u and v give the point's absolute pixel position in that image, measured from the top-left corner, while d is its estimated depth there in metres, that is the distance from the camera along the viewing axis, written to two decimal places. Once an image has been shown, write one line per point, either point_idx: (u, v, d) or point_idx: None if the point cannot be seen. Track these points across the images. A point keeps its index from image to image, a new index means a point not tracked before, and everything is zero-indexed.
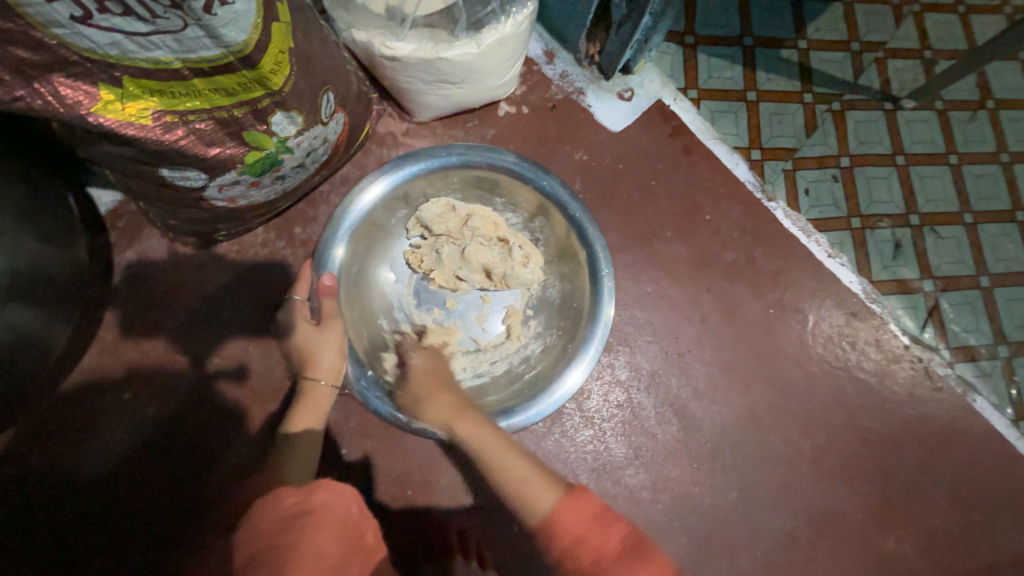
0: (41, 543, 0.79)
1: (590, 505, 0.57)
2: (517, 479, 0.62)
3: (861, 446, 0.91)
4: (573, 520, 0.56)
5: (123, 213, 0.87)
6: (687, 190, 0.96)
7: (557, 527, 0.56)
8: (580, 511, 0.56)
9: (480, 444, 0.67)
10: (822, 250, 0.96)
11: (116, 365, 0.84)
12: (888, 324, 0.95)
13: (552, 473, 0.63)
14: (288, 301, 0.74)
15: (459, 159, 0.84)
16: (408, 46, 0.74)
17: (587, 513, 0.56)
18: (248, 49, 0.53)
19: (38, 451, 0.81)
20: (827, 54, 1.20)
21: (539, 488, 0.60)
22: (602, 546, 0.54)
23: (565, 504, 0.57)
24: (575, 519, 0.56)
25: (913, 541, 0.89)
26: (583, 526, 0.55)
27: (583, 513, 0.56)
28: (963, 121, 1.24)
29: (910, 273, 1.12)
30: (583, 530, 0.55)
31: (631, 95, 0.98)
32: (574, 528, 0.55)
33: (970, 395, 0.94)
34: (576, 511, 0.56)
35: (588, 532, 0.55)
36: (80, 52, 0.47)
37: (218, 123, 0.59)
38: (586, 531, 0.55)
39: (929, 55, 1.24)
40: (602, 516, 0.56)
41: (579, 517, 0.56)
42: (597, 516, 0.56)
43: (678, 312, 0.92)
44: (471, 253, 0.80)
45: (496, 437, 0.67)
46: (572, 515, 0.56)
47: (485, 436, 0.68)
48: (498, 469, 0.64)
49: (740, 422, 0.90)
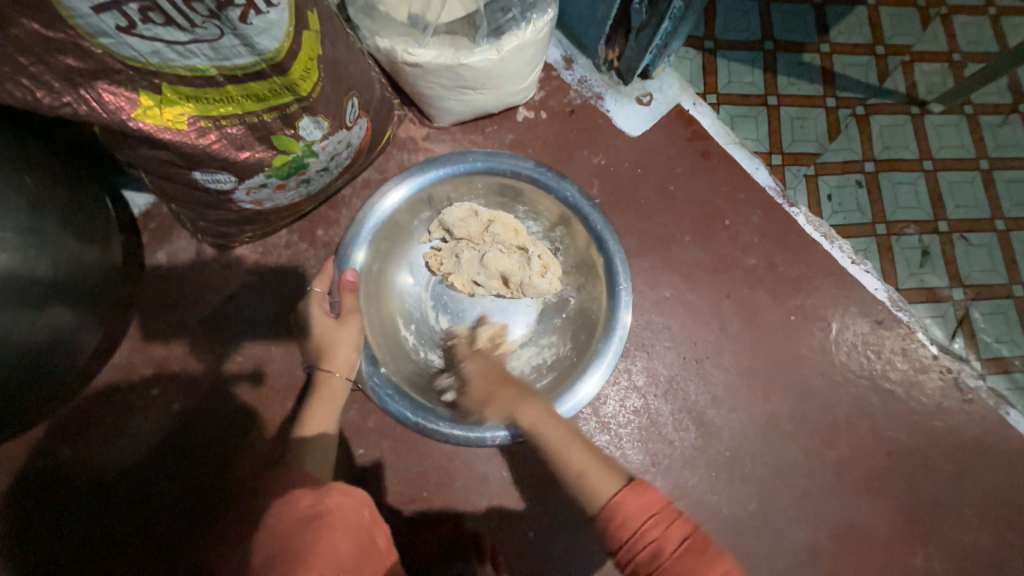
0: (70, 534, 0.82)
1: (650, 501, 0.53)
2: (577, 470, 0.60)
3: (886, 458, 0.88)
4: (639, 518, 0.52)
5: (155, 215, 0.90)
6: (706, 195, 0.95)
7: (618, 521, 0.53)
8: (645, 512, 0.52)
9: (539, 429, 0.65)
10: (846, 256, 0.94)
11: (146, 362, 0.87)
12: (915, 333, 0.92)
13: (588, 443, 0.64)
14: (309, 292, 0.77)
15: (484, 165, 0.85)
16: (430, 52, 0.76)
17: (651, 512, 0.52)
18: (279, 56, 0.55)
19: (70, 443, 0.84)
20: (850, 58, 1.19)
21: (598, 477, 0.58)
22: (665, 545, 0.51)
23: (630, 496, 0.53)
24: (644, 525, 0.52)
25: (942, 559, 0.86)
26: (655, 533, 0.51)
27: (657, 515, 0.52)
28: (994, 125, 1.21)
29: (939, 281, 1.09)
30: (655, 537, 0.51)
31: (650, 99, 0.98)
32: (637, 518, 0.52)
33: (1004, 408, 0.90)
34: (648, 520, 0.52)
35: (660, 539, 0.51)
36: (123, 60, 0.49)
37: (249, 128, 0.61)
38: (662, 541, 0.51)
39: (957, 58, 1.21)
40: (667, 516, 0.52)
41: (658, 526, 0.51)
42: (663, 518, 0.52)
43: (696, 317, 0.91)
44: (491, 259, 0.81)
45: (563, 429, 0.65)
46: (633, 509, 0.53)
47: (547, 422, 0.66)
48: (562, 458, 0.62)
49: (759, 431, 0.88)
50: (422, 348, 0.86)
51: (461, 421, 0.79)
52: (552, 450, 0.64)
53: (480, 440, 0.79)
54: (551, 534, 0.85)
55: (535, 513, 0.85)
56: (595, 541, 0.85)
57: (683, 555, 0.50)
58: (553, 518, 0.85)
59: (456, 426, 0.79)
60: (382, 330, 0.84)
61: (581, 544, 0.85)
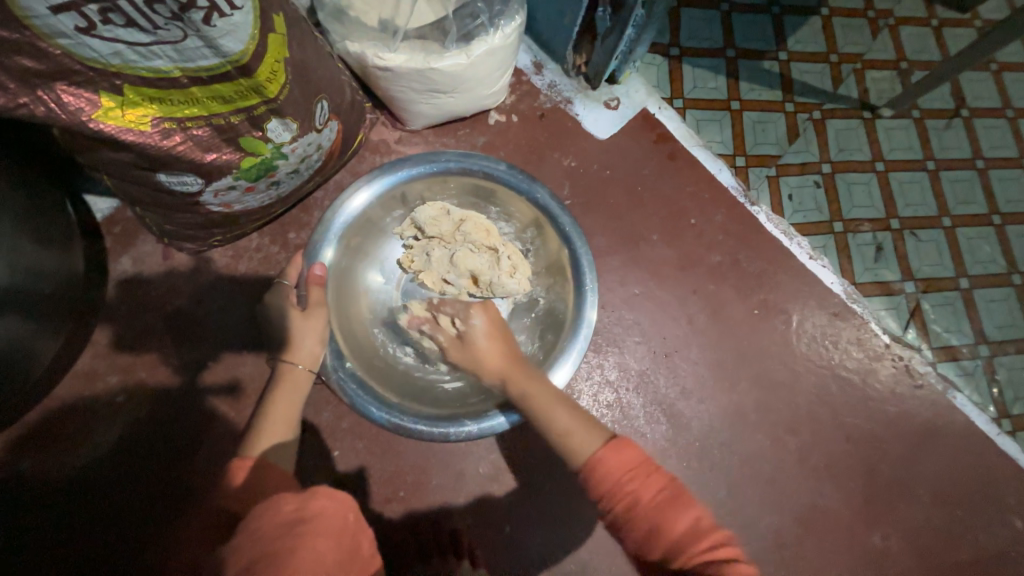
0: (30, 550, 0.79)
1: (632, 456, 0.58)
2: (561, 432, 0.65)
3: (846, 443, 0.93)
4: (620, 470, 0.57)
5: (120, 219, 0.88)
6: (673, 195, 0.99)
7: (600, 474, 0.57)
8: (626, 464, 0.57)
9: (536, 397, 0.68)
10: (804, 252, 0.99)
11: (111, 370, 0.84)
12: (870, 324, 0.98)
13: (597, 424, 0.65)
14: (277, 286, 0.77)
15: (457, 166, 0.86)
16: (400, 56, 0.77)
17: (630, 466, 0.57)
18: (245, 59, 0.55)
19: (30, 456, 0.81)
20: (806, 65, 1.25)
21: (582, 437, 0.63)
22: (643, 495, 0.55)
23: (609, 454, 0.58)
24: (623, 476, 0.56)
25: (899, 537, 0.91)
26: (635, 486, 0.55)
27: (632, 469, 0.57)
28: (938, 129, 1.29)
29: (892, 275, 1.16)
30: (635, 487, 0.55)
31: (617, 104, 1.01)
32: (618, 474, 0.56)
33: (951, 393, 0.96)
34: (624, 472, 0.56)
35: (639, 489, 0.55)
36: (84, 61, 0.49)
37: (215, 130, 0.61)
38: (638, 493, 0.55)
39: (904, 66, 1.29)
40: (646, 469, 0.57)
41: (631, 479, 0.56)
42: (641, 472, 0.56)
43: (666, 313, 0.94)
44: (460, 258, 0.83)
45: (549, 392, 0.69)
46: (617, 465, 0.57)
47: (540, 390, 0.69)
48: (554, 422, 0.66)
49: (727, 421, 0.92)
50: (390, 343, 0.86)
51: (427, 416, 0.77)
52: (541, 414, 0.67)
53: (445, 436, 0.76)
54: (528, 530, 0.86)
55: (512, 509, 0.86)
56: (572, 535, 0.86)
57: (656, 504, 0.54)
58: (530, 513, 0.86)
59: (421, 420, 0.76)
60: (350, 327, 0.83)
61: (558, 538, 0.86)
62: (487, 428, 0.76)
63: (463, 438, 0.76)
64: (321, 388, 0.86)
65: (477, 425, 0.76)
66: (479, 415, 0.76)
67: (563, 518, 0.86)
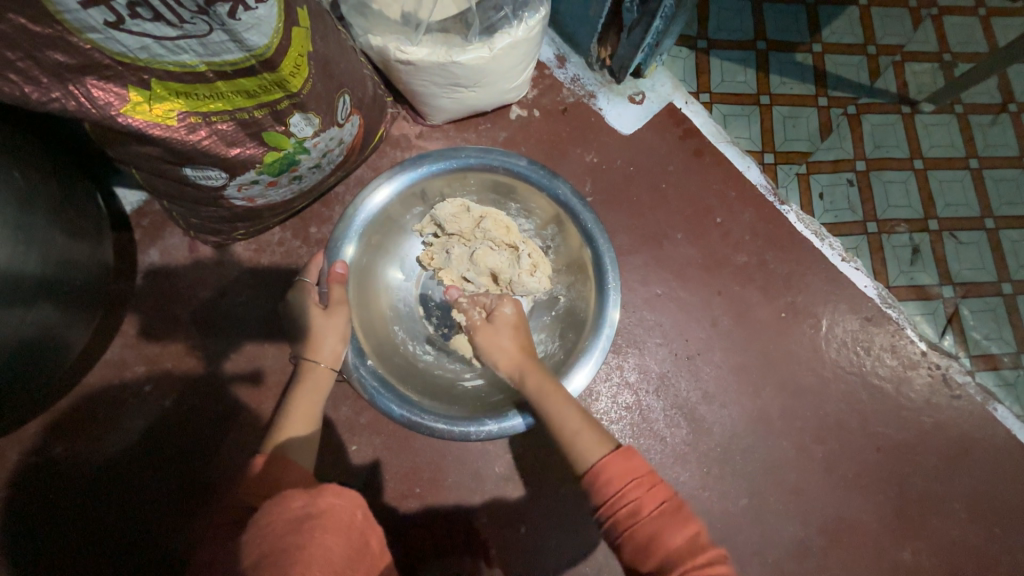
0: (61, 532, 0.82)
1: (638, 466, 0.55)
2: (571, 433, 0.63)
3: (875, 454, 0.89)
4: (624, 478, 0.54)
5: (147, 212, 0.90)
6: (698, 193, 0.96)
7: (602, 480, 0.55)
8: (630, 474, 0.54)
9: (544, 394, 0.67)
10: (836, 253, 0.95)
11: (138, 359, 0.86)
12: (904, 330, 0.93)
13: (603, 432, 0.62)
14: (300, 284, 0.77)
15: (477, 162, 0.84)
16: (422, 50, 0.76)
17: (635, 475, 0.54)
18: (269, 53, 0.55)
19: (62, 441, 0.84)
20: (842, 58, 1.19)
21: (587, 444, 0.61)
22: (644, 505, 0.53)
23: (616, 459, 0.56)
24: (623, 478, 0.54)
25: (930, 553, 0.87)
26: (637, 495, 0.53)
27: (638, 479, 0.54)
28: (984, 125, 1.22)
29: (929, 279, 1.10)
30: (636, 497, 0.53)
31: (642, 98, 0.98)
32: (619, 480, 0.54)
33: (991, 404, 0.91)
34: (630, 481, 0.54)
35: (640, 500, 0.53)
36: (112, 56, 0.49)
37: (239, 125, 0.62)
38: (641, 503, 0.53)
39: (948, 58, 1.22)
40: (649, 480, 0.54)
41: (633, 486, 0.54)
42: (646, 482, 0.54)
43: (689, 314, 0.92)
44: (481, 256, 0.82)
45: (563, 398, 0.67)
46: (619, 472, 0.55)
47: (547, 387, 0.68)
48: (562, 423, 0.64)
49: (750, 426, 0.89)
50: (410, 340, 0.87)
51: (447, 415, 0.76)
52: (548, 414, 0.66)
53: (467, 436, 0.75)
54: (543, 530, 0.85)
55: (528, 508, 0.86)
56: (586, 538, 0.85)
57: (648, 513, 0.52)
58: (545, 514, 0.86)
59: (441, 419, 0.75)
60: (372, 325, 0.83)
61: (573, 539, 0.85)
62: (508, 428, 0.75)
63: (484, 437, 0.75)
64: (340, 382, 0.86)
65: (496, 425, 0.75)
66: (495, 416, 0.75)
67: (579, 519, 0.86)
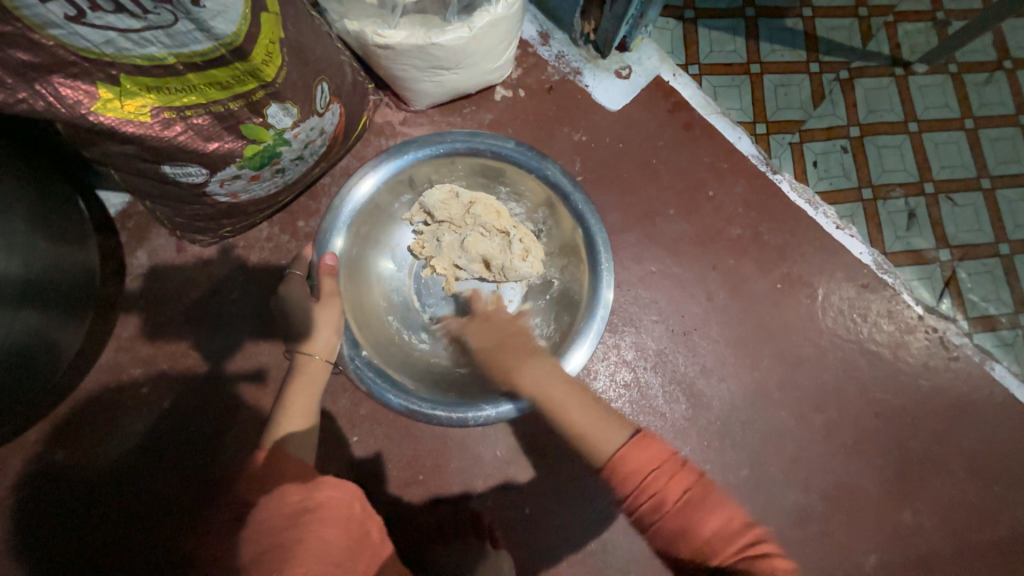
0: (72, 535, 0.83)
1: (658, 452, 0.52)
2: (581, 428, 0.58)
3: (874, 419, 0.90)
4: (643, 469, 0.51)
5: (133, 214, 0.89)
6: (689, 167, 0.94)
7: (623, 472, 0.52)
8: (647, 463, 0.51)
9: (549, 392, 0.64)
10: (830, 221, 0.95)
11: (135, 362, 0.86)
12: (901, 295, 0.93)
13: (618, 417, 0.58)
14: (288, 275, 0.77)
15: (463, 146, 0.82)
16: (400, 33, 0.74)
17: (656, 462, 0.51)
18: (238, 41, 0.54)
19: (64, 446, 0.84)
20: (833, 21, 1.17)
21: (603, 431, 0.57)
22: (668, 496, 0.50)
23: (632, 451, 0.53)
24: (642, 465, 0.52)
25: (929, 513, 0.88)
26: (660, 484, 0.50)
27: (657, 468, 0.51)
28: (979, 83, 1.20)
29: (925, 243, 1.09)
30: (659, 488, 0.50)
31: (629, 72, 0.96)
32: (639, 471, 0.51)
33: (989, 364, 0.92)
34: (650, 469, 0.51)
35: (664, 490, 0.50)
36: (76, 52, 0.47)
37: (215, 118, 0.60)
38: (664, 494, 0.50)
39: (941, 16, 1.19)
40: (668, 466, 0.51)
41: (649, 473, 0.51)
42: (669, 467, 0.51)
43: (684, 290, 0.91)
44: (470, 243, 0.82)
45: (565, 385, 0.64)
46: (637, 463, 0.52)
47: (556, 384, 0.64)
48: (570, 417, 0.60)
49: (749, 398, 0.90)
50: (406, 331, 0.87)
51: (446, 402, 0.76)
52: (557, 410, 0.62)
53: (464, 422, 0.75)
54: (547, 510, 0.86)
55: (531, 490, 0.87)
56: (590, 515, 0.86)
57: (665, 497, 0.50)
58: (549, 493, 0.87)
59: (441, 407, 0.75)
60: (365, 318, 0.83)
61: (575, 516, 0.86)
62: (506, 413, 0.75)
63: (482, 423, 0.75)
64: (338, 375, 0.86)
65: (495, 410, 0.75)
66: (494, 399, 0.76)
67: (582, 498, 0.87)
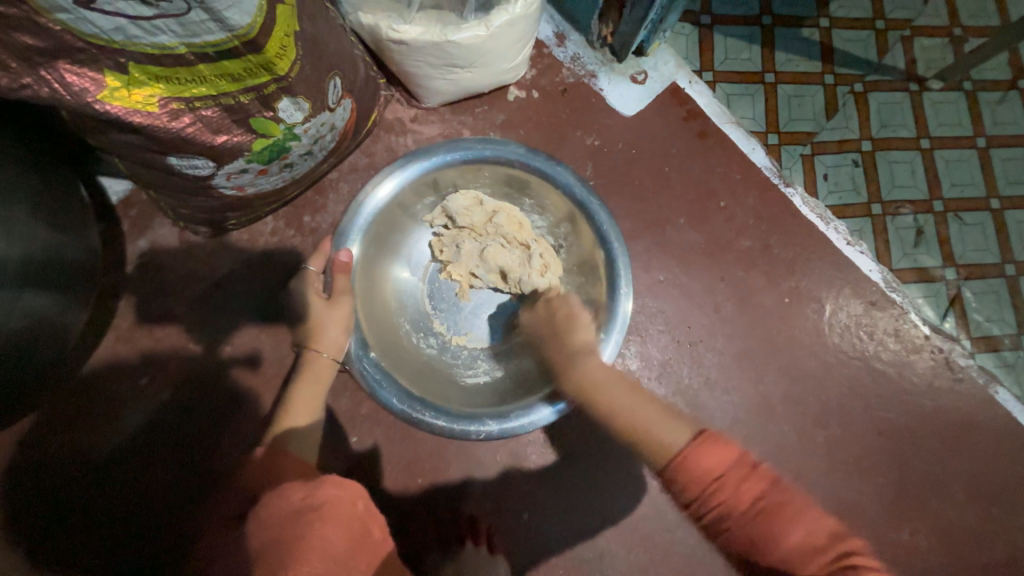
0: (63, 527, 0.82)
1: (725, 454, 0.59)
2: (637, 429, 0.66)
3: (876, 438, 0.89)
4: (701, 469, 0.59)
5: (135, 202, 0.87)
6: (701, 176, 0.93)
7: (685, 470, 0.60)
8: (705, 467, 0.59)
9: (604, 388, 0.71)
10: (841, 236, 0.94)
11: (132, 353, 0.85)
12: (908, 314, 0.92)
13: (676, 420, 0.67)
14: (304, 272, 0.77)
15: (492, 155, 0.82)
16: (415, 29, 0.72)
17: (715, 469, 0.59)
18: (253, 33, 0.52)
19: (57, 436, 0.83)
20: (850, 33, 1.15)
21: (662, 431, 0.64)
22: (732, 505, 0.57)
23: (698, 451, 0.60)
24: (635, 426, 0.65)
25: (927, 534, 0.88)
26: (714, 497, 0.58)
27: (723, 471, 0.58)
28: (992, 102, 1.19)
29: (932, 261, 1.09)
30: (719, 495, 0.58)
31: (644, 77, 0.95)
32: (714, 469, 0.59)
33: (993, 387, 0.91)
34: (720, 472, 0.58)
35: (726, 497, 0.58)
36: (84, 38, 0.46)
37: (225, 111, 0.59)
38: (728, 499, 0.57)
39: (958, 32, 1.18)
40: (735, 462, 0.59)
41: (732, 485, 0.58)
42: (730, 472, 0.58)
43: (691, 300, 0.91)
44: (491, 253, 0.81)
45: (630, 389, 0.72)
46: (705, 464, 0.59)
47: (609, 382, 0.71)
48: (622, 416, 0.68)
49: (752, 412, 0.89)
50: (415, 333, 0.86)
51: (448, 411, 0.75)
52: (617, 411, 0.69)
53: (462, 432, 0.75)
54: (545, 517, 0.86)
55: (530, 496, 0.86)
56: (588, 524, 0.86)
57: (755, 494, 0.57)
58: (547, 500, 0.86)
59: (441, 415, 0.75)
60: (376, 317, 0.82)
61: (573, 525, 0.86)
62: (509, 430, 0.75)
63: (483, 437, 0.75)
64: (340, 373, 0.85)
65: (497, 424, 0.75)
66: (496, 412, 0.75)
67: (581, 506, 0.86)
